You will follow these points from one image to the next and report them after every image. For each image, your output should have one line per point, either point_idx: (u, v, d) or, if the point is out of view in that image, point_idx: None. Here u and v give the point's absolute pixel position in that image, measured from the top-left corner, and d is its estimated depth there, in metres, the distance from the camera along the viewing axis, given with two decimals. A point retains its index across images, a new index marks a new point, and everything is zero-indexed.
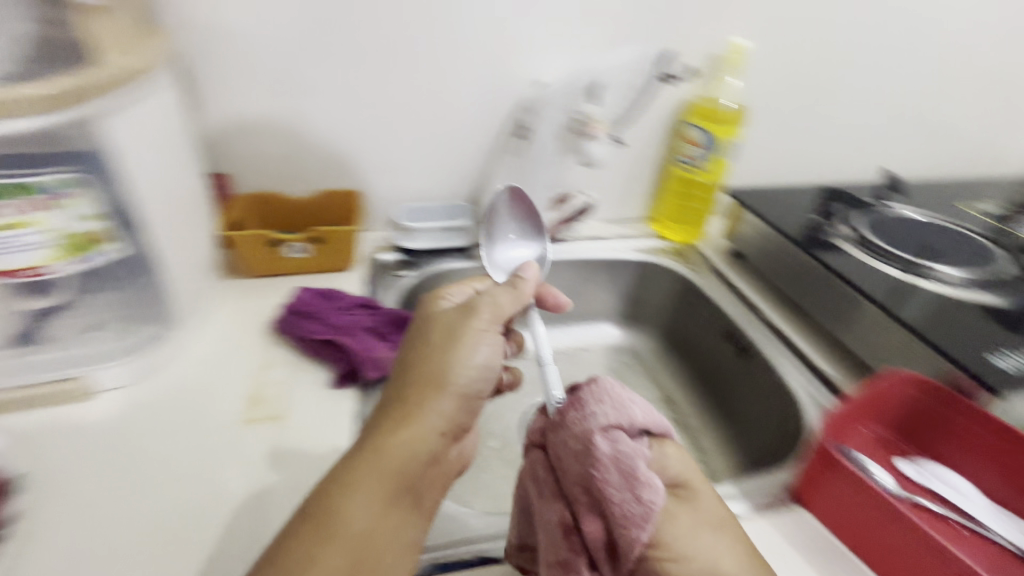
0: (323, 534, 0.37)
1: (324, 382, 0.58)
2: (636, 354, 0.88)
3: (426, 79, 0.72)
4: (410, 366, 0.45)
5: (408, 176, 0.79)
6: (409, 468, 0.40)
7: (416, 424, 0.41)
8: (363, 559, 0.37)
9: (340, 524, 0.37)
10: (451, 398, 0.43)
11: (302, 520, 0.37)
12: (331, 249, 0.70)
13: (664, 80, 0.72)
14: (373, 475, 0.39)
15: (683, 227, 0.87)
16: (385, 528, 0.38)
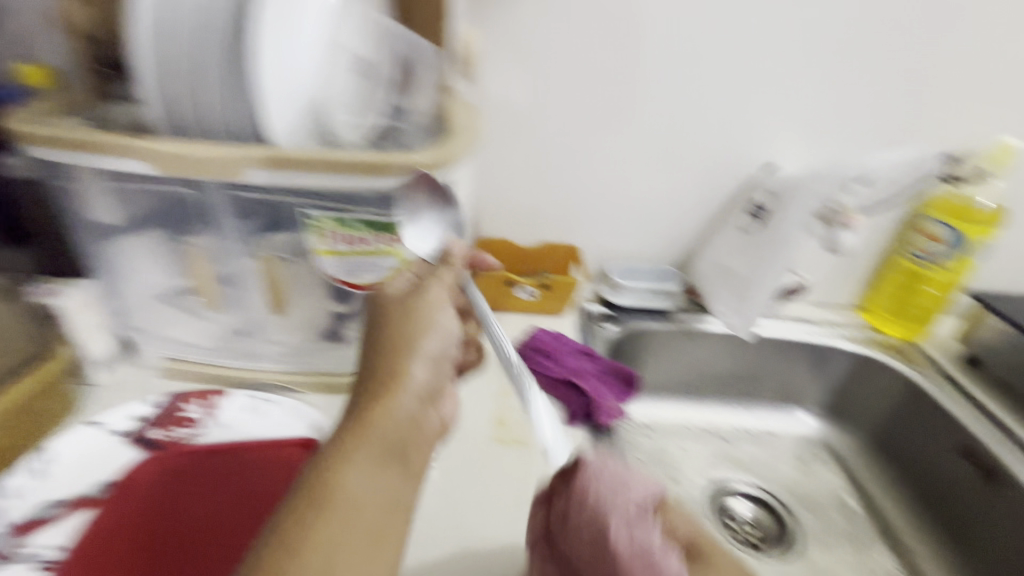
0: (313, 525, 0.31)
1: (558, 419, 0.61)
2: (832, 450, 0.83)
3: (666, 154, 0.76)
4: (384, 342, 0.41)
5: (624, 237, 0.83)
6: (410, 430, 0.38)
7: (398, 390, 0.38)
8: (368, 528, 0.32)
9: (330, 504, 0.32)
10: (427, 361, 0.41)
11: (286, 510, 0.31)
12: (553, 296, 0.76)
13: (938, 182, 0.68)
14: (371, 445, 0.35)
15: (902, 322, 0.82)
16: (397, 492, 0.35)
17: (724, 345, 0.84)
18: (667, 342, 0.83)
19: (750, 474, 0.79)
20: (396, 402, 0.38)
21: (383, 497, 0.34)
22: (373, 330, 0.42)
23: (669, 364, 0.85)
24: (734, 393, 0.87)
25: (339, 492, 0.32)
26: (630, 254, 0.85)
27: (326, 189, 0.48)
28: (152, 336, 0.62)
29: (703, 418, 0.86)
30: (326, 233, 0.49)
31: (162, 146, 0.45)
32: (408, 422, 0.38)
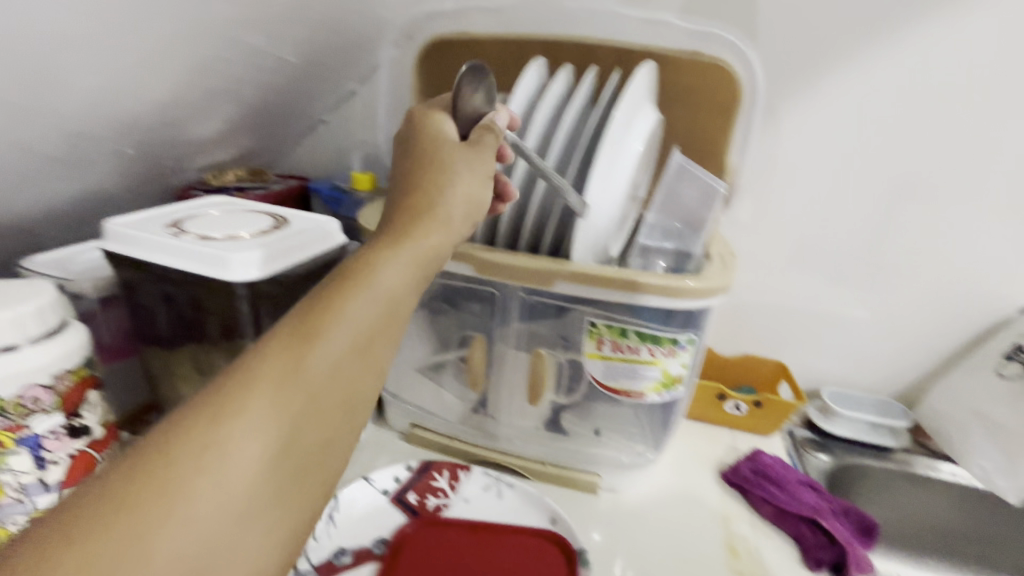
0: (271, 383, 0.27)
1: (794, 558, 0.56)
2: None
3: (900, 283, 0.73)
4: (415, 185, 0.38)
5: (838, 362, 0.79)
6: (424, 262, 0.35)
7: (417, 233, 0.35)
8: (357, 357, 0.30)
9: (303, 365, 0.28)
10: (458, 209, 0.38)
11: (244, 363, 0.28)
12: (764, 416, 0.74)
13: None
14: (364, 288, 0.31)
15: None
16: (376, 314, 0.31)
17: (961, 500, 0.73)
18: (888, 481, 0.75)
19: None
20: (425, 232, 0.36)
21: (356, 334, 0.30)
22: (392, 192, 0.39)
23: (886, 506, 0.76)
24: (966, 557, 0.75)
25: (319, 346, 0.28)
26: (842, 380, 0.80)
27: (618, 304, 0.53)
28: (400, 402, 0.69)
29: None
30: (599, 338, 0.54)
31: (490, 255, 0.53)
32: (433, 250, 0.35)
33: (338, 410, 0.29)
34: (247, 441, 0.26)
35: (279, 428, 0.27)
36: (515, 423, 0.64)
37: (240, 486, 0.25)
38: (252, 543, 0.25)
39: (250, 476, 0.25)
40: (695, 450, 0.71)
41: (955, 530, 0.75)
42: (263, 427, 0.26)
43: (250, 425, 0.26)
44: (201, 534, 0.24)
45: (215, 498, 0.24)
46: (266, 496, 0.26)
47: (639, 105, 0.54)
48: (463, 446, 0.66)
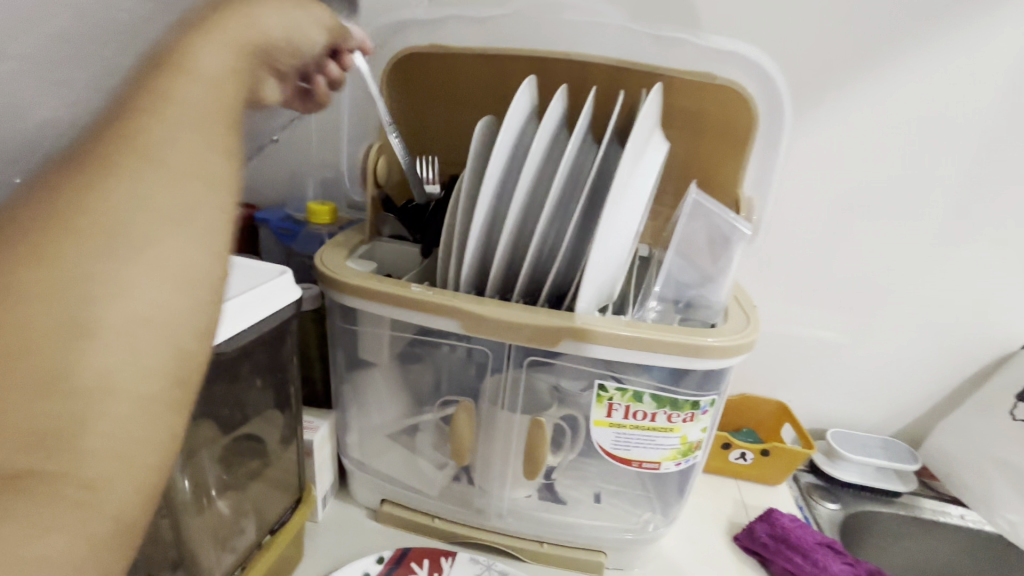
0: (100, 158, 0.22)
1: None
2: None
3: (901, 317, 0.69)
4: None
5: (837, 400, 0.75)
6: (271, 38, 0.31)
7: (252, 5, 0.30)
8: (211, 102, 0.25)
9: (135, 133, 0.23)
10: (315, 22, 0.36)
11: (85, 149, 0.23)
12: (772, 465, 0.68)
13: None
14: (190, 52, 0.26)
15: None
16: (213, 71, 0.26)
17: (971, 547, 0.70)
18: (899, 529, 0.71)
19: None
20: (263, 9, 0.31)
21: (200, 98, 0.25)
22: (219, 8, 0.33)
23: (896, 555, 0.72)
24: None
25: (150, 109, 0.23)
26: (843, 418, 0.76)
27: (631, 366, 0.46)
28: (367, 472, 0.58)
29: None
30: (610, 402, 0.46)
31: (480, 309, 0.45)
32: (275, 24, 0.31)
33: (216, 156, 0.24)
34: (92, 207, 0.21)
35: (128, 186, 0.22)
36: (507, 496, 0.54)
37: (96, 250, 0.20)
38: (133, 306, 0.20)
39: (113, 236, 0.21)
40: (700, 507, 0.64)
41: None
42: (147, 183, 0.22)
43: (95, 187, 0.21)
44: (56, 306, 0.19)
45: (66, 266, 0.20)
46: (139, 251, 0.21)
47: (650, 133, 0.48)
48: (445, 525, 0.56)
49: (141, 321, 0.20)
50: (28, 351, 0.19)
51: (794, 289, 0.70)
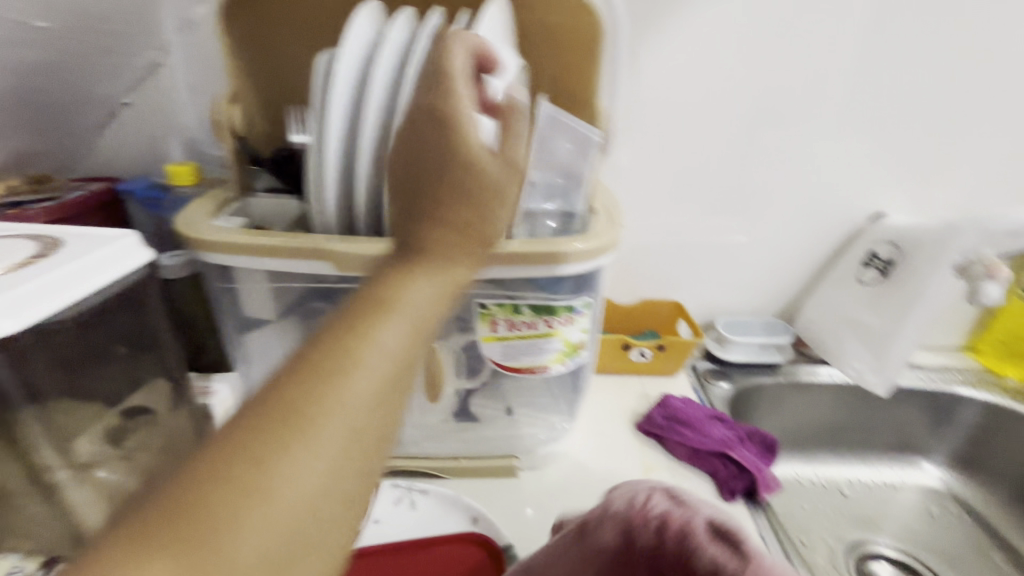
0: (335, 371, 0.27)
1: (711, 492, 0.58)
2: (961, 504, 0.78)
3: (767, 208, 0.76)
4: (468, 185, 0.35)
5: (724, 292, 0.82)
6: (455, 269, 0.35)
7: (455, 247, 0.35)
8: (400, 368, 0.30)
9: (357, 359, 0.28)
10: (510, 179, 0.37)
11: (292, 369, 0.28)
12: (667, 357, 0.75)
13: None
14: (405, 310, 0.31)
15: (1002, 354, 0.83)
16: (427, 307, 0.32)
17: (841, 398, 0.81)
18: (780, 395, 0.80)
19: (885, 534, 0.74)
20: (459, 243, 0.35)
21: (408, 331, 0.31)
22: (425, 131, 0.36)
23: (781, 418, 0.82)
24: (848, 446, 0.84)
25: (359, 361, 0.28)
26: (730, 307, 0.84)
27: (508, 283, 0.49)
28: None
29: (821, 474, 0.82)
30: (492, 318, 0.49)
31: (349, 248, 0.45)
32: (465, 244, 0.36)
33: (386, 425, 0.29)
34: (302, 465, 0.25)
35: (334, 444, 0.26)
36: (419, 423, 0.58)
37: (318, 473, 0.25)
38: (330, 519, 0.26)
39: (315, 491, 0.25)
40: (607, 405, 0.70)
41: (836, 425, 0.83)
42: (335, 441, 0.26)
43: (308, 437, 0.26)
44: (292, 508, 0.25)
45: (314, 466, 0.25)
46: (327, 508, 0.26)
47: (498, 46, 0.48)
48: None
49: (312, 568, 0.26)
50: (270, 544, 0.24)
51: (672, 193, 0.75)
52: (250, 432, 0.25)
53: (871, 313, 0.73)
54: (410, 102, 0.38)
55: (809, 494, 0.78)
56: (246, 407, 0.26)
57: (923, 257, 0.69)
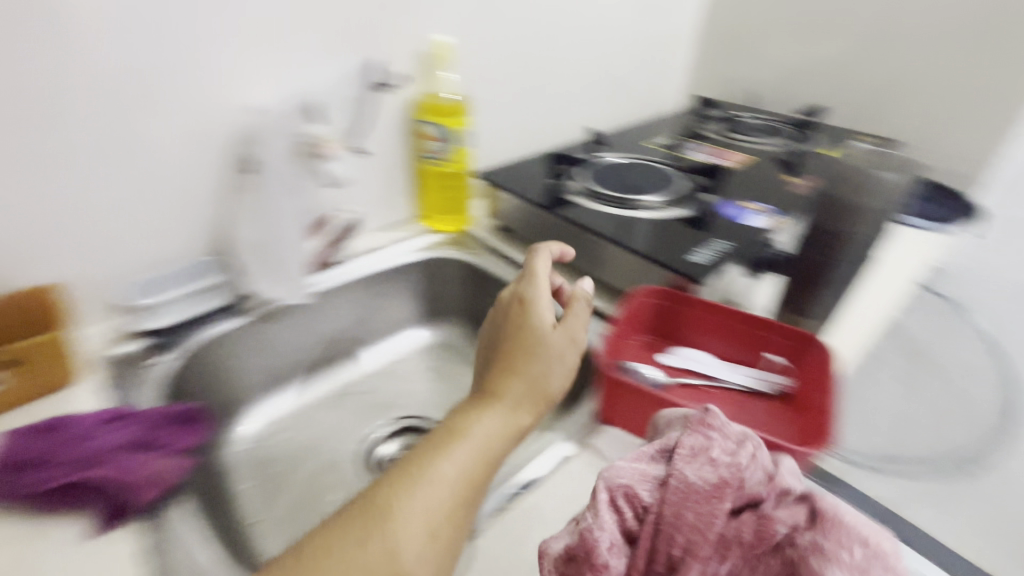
0: (403, 486, 0.42)
1: (89, 531, 0.47)
2: (447, 345, 0.94)
3: (91, 137, 0.60)
4: (509, 353, 0.52)
5: (118, 252, 0.66)
6: (506, 432, 0.48)
7: (492, 398, 0.49)
8: (435, 510, 0.41)
9: (409, 484, 0.42)
10: (559, 363, 0.52)
11: (363, 492, 0.42)
12: (42, 366, 0.57)
13: (378, 87, 0.77)
14: (528, 380, 0.50)
15: (449, 218, 0.95)
16: (477, 454, 0.45)
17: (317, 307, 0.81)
18: (243, 338, 0.74)
19: (387, 414, 0.83)
20: (530, 370, 0.51)
21: (463, 472, 0.44)
22: (513, 318, 0.55)
23: (262, 359, 0.78)
24: (350, 344, 0.88)
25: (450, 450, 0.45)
26: (144, 266, 0.69)
27: None
28: None
29: (330, 385, 0.85)
30: None
31: None
32: (519, 401, 0.49)
33: (437, 546, 0.40)
34: (407, 503, 0.41)
35: (426, 497, 0.41)
36: None
37: (369, 557, 0.38)
38: None
39: (400, 532, 0.39)
40: None
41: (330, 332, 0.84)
42: (398, 538, 0.39)
43: (396, 497, 0.41)
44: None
45: (370, 548, 0.38)
46: (413, 544, 0.39)
47: None
48: None
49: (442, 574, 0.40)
50: None
51: None
52: (385, 487, 0.42)
53: (260, 230, 0.70)
54: (499, 299, 0.57)
55: (328, 414, 0.82)
56: (336, 516, 0.41)
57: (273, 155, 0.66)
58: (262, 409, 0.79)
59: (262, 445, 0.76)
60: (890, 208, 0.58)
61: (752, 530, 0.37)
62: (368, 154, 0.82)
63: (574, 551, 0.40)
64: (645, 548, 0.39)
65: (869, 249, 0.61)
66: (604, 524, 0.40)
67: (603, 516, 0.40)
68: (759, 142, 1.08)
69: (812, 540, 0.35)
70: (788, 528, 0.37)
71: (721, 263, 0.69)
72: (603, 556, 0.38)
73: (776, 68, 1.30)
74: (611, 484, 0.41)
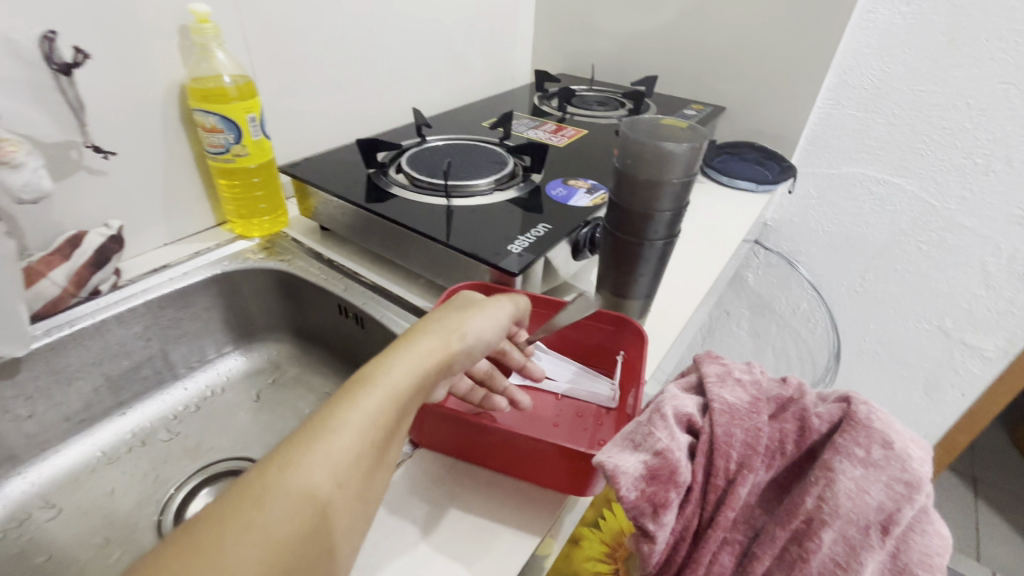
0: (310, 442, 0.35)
1: None
2: (276, 365, 0.84)
3: None
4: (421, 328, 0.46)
5: None
6: (421, 388, 0.41)
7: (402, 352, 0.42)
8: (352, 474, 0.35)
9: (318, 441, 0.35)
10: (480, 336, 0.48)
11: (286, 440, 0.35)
12: None
13: (65, 73, 0.60)
14: (438, 327, 0.46)
15: (261, 220, 0.83)
16: (400, 406, 0.39)
17: (82, 347, 0.67)
18: None
19: (197, 459, 0.71)
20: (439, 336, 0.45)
21: (375, 426, 0.37)
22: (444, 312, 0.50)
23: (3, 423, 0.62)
24: (144, 384, 0.75)
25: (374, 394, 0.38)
26: None
27: None
28: None
29: (122, 437, 0.72)
30: None
31: None
32: (442, 357, 0.44)
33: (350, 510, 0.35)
34: (326, 452, 0.34)
35: (355, 448, 0.36)
36: None
37: (278, 525, 0.31)
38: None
39: (324, 481, 0.34)
40: None
41: (111, 374, 0.71)
42: (305, 505, 0.33)
43: (278, 484, 0.33)
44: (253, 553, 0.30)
45: (277, 516, 0.32)
46: (343, 492, 0.34)
47: None
48: None
49: (363, 527, 0.37)
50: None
51: None
52: (266, 470, 0.33)
53: None
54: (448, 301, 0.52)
55: (119, 472, 0.69)
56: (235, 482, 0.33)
57: None
58: (12, 486, 0.64)
59: (20, 531, 0.61)
60: (692, 177, 0.54)
61: (794, 437, 0.40)
62: (115, 154, 0.68)
63: (654, 468, 0.38)
64: (704, 469, 0.39)
65: (681, 222, 0.58)
66: (679, 442, 0.39)
67: (678, 435, 0.39)
68: (594, 115, 1.07)
69: (835, 440, 0.38)
70: (826, 431, 0.40)
71: (542, 247, 0.65)
72: (682, 471, 0.38)
73: (610, 40, 1.31)
74: (677, 410, 0.42)
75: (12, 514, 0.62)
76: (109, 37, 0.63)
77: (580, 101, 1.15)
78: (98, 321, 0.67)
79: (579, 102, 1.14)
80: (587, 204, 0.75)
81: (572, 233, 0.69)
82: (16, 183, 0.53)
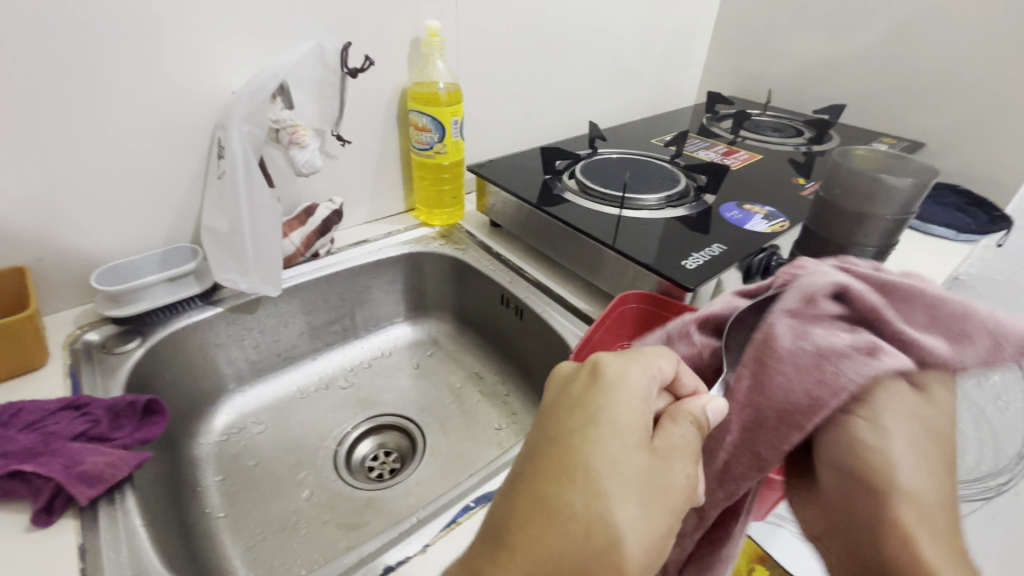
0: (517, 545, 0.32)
1: (23, 525, 0.45)
2: (434, 341, 0.94)
3: (63, 117, 0.59)
4: (578, 423, 0.36)
5: (93, 233, 0.66)
6: (643, 485, 0.34)
7: (591, 437, 0.35)
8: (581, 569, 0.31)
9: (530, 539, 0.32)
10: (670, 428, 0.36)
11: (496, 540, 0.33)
12: (5, 351, 0.57)
13: (351, 76, 0.73)
14: (607, 431, 0.35)
15: (443, 211, 0.93)
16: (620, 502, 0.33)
17: (301, 298, 0.81)
18: (219, 327, 0.74)
19: (366, 409, 0.82)
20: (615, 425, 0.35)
21: (596, 528, 0.32)
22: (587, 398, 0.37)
23: (238, 348, 0.78)
24: (333, 337, 0.88)
25: (560, 502, 0.32)
26: (118, 250, 0.68)
27: None
28: None
29: (311, 378, 0.85)
30: None
31: None
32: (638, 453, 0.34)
33: None
34: (551, 542, 0.31)
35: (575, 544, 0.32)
36: None
37: None
38: None
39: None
40: None
41: (313, 324, 0.85)
42: None
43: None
44: None
45: None
46: None
47: None
48: None
49: None
50: None
51: None
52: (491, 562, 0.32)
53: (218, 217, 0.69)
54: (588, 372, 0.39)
55: (308, 407, 0.82)
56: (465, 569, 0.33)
57: (230, 143, 0.65)
58: (231, 402, 0.79)
59: (237, 438, 0.76)
60: (908, 216, 0.51)
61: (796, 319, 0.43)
62: (349, 143, 0.81)
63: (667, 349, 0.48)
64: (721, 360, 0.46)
65: (882, 260, 0.55)
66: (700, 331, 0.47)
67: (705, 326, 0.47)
68: (769, 141, 1.04)
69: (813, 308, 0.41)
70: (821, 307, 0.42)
71: (717, 268, 0.65)
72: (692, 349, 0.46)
73: (792, 65, 1.25)
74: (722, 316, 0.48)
75: (232, 424, 0.77)
76: (367, 47, 0.76)
77: (754, 125, 1.11)
78: (314, 279, 0.81)
79: (753, 126, 1.11)
80: (765, 230, 0.73)
81: (747, 258, 0.68)
82: (298, 160, 0.68)
